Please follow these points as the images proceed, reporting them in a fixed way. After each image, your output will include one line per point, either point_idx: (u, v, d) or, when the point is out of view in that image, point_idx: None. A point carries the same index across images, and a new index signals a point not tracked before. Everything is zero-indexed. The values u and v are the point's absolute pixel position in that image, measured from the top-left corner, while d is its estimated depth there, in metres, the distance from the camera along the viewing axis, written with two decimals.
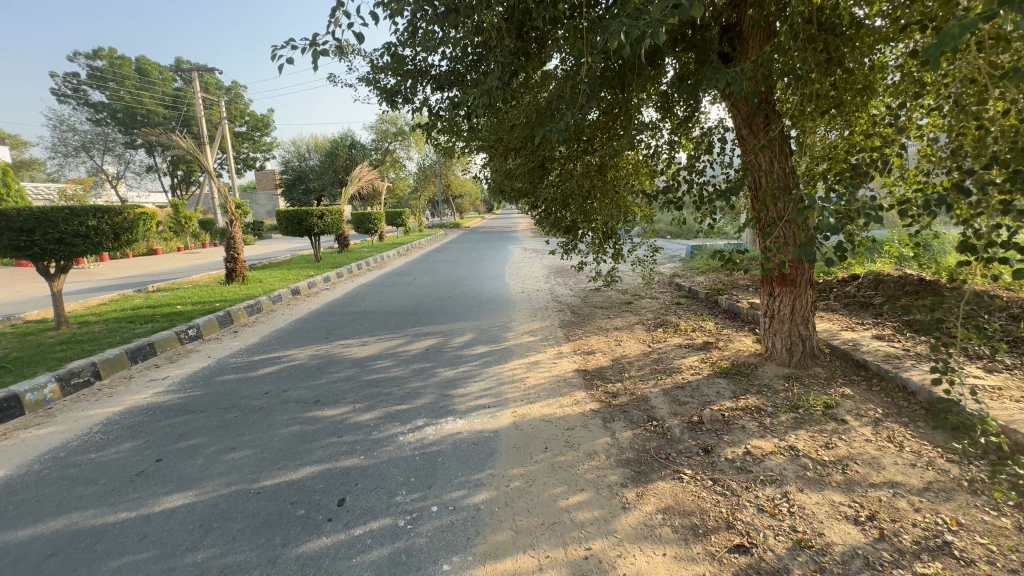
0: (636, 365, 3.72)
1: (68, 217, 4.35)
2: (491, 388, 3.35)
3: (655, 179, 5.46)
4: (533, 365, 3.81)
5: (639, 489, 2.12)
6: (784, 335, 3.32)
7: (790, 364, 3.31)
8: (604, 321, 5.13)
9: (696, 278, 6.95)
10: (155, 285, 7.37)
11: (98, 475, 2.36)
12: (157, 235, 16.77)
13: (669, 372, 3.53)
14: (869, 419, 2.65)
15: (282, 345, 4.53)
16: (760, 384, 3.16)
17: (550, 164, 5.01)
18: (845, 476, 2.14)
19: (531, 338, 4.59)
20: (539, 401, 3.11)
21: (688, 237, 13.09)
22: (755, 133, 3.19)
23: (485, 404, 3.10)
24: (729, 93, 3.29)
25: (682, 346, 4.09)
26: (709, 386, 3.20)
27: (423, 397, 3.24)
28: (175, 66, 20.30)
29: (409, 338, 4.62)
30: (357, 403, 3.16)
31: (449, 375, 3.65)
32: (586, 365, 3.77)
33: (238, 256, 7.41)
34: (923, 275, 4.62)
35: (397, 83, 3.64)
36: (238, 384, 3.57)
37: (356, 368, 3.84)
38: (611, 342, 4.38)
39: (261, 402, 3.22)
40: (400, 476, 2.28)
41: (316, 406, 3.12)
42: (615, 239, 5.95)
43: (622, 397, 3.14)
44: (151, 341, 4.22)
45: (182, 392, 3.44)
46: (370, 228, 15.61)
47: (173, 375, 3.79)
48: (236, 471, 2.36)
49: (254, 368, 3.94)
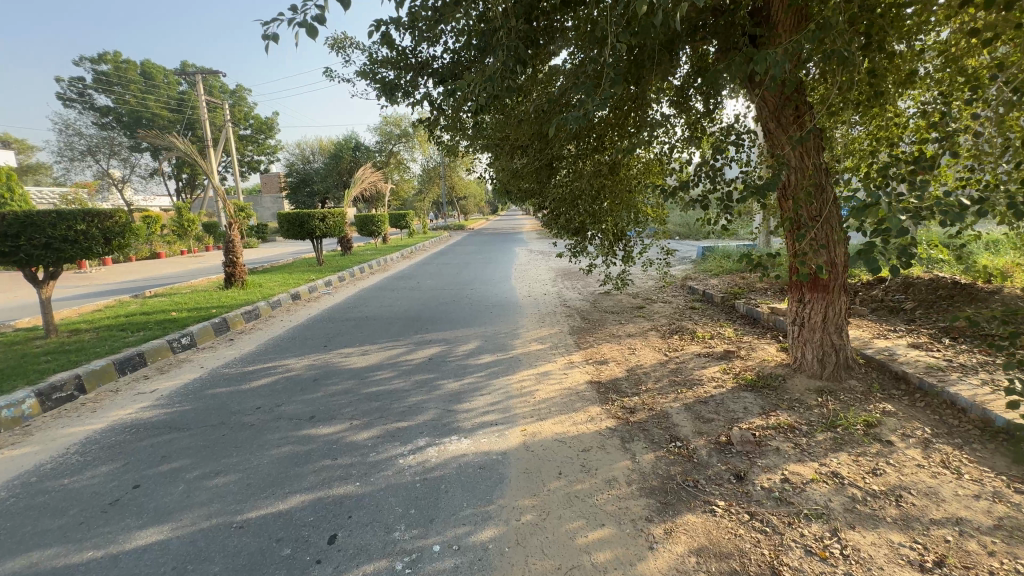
0: (653, 376, 3.47)
1: (55, 221, 4.15)
2: (498, 402, 3.12)
3: (666, 178, 5.24)
4: (543, 376, 3.58)
5: (667, 525, 1.88)
6: (816, 345, 3.06)
7: (822, 376, 3.05)
8: (615, 327, 4.89)
9: (709, 281, 6.69)
10: (153, 290, 7.20)
11: (68, 505, 2.14)
12: (161, 238, 16.69)
13: (689, 384, 3.29)
14: (918, 439, 2.39)
15: (278, 354, 4.33)
16: (790, 399, 2.91)
17: (558, 163, 4.79)
18: (901, 510, 1.89)
19: (539, 346, 4.36)
20: (551, 418, 2.87)
21: (698, 238, 12.85)
22: (784, 128, 2.92)
23: (492, 421, 2.86)
24: (755, 83, 3.03)
25: (701, 355, 3.84)
26: (734, 401, 2.95)
27: (425, 413, 3.01)
28: (181, 70, 20.35)
29: (411, 347, 4.40)
30: (354, 419, 2.94)
31: (453, 388, 3.42)
32: (599, 377, 3.53)
33: (238, 260, 7.23)
34: (957, 279, 4.35)
35: (398, 78, 3.43)
36: (229, 397, 3.36)
37: (355, 380, 3.62)
38: (624, 350, 4.14)
39: (253, 418, 3.01)
40: (399, 508, 2.05)
41: (311, 423, 2.90)
42: (626, 241, 5.70)
43: (641, 413, 2.89)
44: (141, 351, 4.03)
45: (169, 407, 3.23)
46: (375, 231, 15.46)
47: (162, 387, 3.58)
48: (218, 501, 2.15)
49: (247, 379, 3.73)
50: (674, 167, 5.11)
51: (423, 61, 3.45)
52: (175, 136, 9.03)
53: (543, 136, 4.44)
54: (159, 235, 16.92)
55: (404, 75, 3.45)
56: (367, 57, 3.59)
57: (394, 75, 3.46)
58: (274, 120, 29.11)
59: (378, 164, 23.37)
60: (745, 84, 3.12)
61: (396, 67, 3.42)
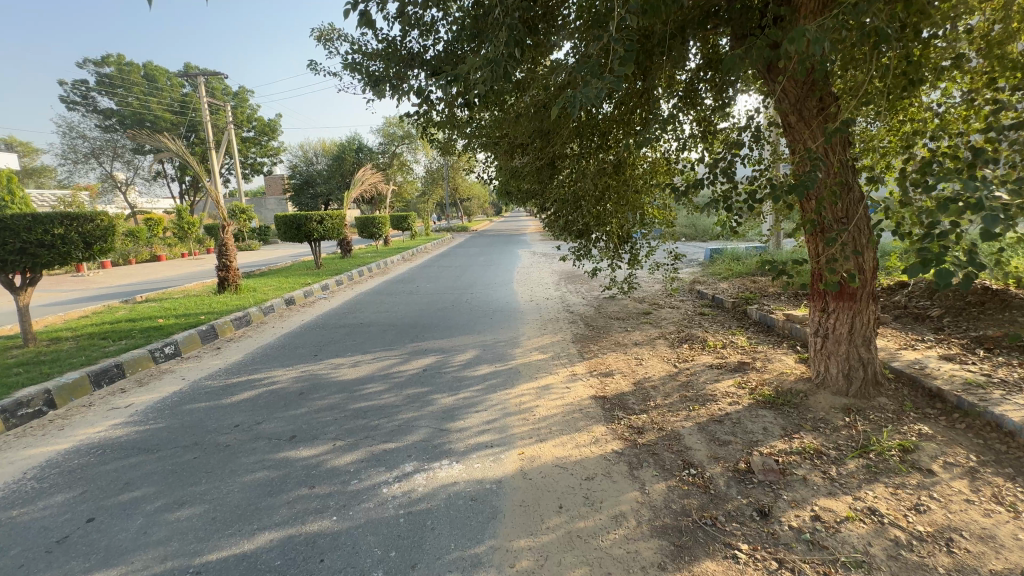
0: (662, 391, 3.23)
1: (30, 224, 3.97)
2: (494, 420, 2.88)
3: (674, 178, 5.00)
4: (544, 391, 3.33)
5: (683, 574, 1.64)
6: (841, 359, 2.81)
7: (848, 393, 2.79)
8: (621, 335, 4.64)
9: (719, 285, 6.43)
10: (144, 295, 7.01)
11: (11, 543, 1.92)
12: (161, 241, 16.55)
13: (702, 400, 3.03)
14: (963, 468, 2.13)
15: (266, 364, 4.12)
16: (814, 419, 2.65)
17: (560, 161, 4.56)
18: (954, 559, 1.64)
19: (541, 355, 4.11)
20: (551, 439, 2.63)
21: (705, 239, 12.59)
22: (807, 121, 2.66)
23: (487, 442, 2.62)
24: (775, 73, 2.78)
25: (713, 367, 3.58)
26: (752, 420, 2.70)
27: (416, 432, 2.77)
28: (185, 71, 20.24)
29: (405, 357, 4.17)
30: (338, 440, 2.70)
31: (447, 403, 3.18)
32: (604, 391, 3.29)
33: (231, 264, 7.03)
34: (987, 283, 4.07)
35: (388, 71, 3.21)
36: (207, 413, 3.14)
37: (343, 394, 3.39)
38: (631, 361, 3.89)
39: (229, 437, 2.78)
40: (377, 550, 1.82)
41: (290, 444, 2.67)
42: (632, 244, 5.44)
43: (650, 434, 2.65)
44: (120, 362, 3.82)
45: (142, 424, 3.01)
46: (376, 233, 15.27)
47: (138, 402, 3.37)
48: (177, 539, 1.92)
49: (229, 393, 3.51)
50: (683, 168, 4.88)
51: (414, 52, 3.22)
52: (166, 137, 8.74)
53: (543, 133, 4.22)
54: (160, 237, 16.77)
55: (393, 67, 3.22)
56: (355, 49, 3.38)
57: (382, 67, 3.24)
58: (277, 122, 29.03)
59: (380, 165, 23.19)
60: (763, 73, 2.86)
61: (386, 60, 3.21)
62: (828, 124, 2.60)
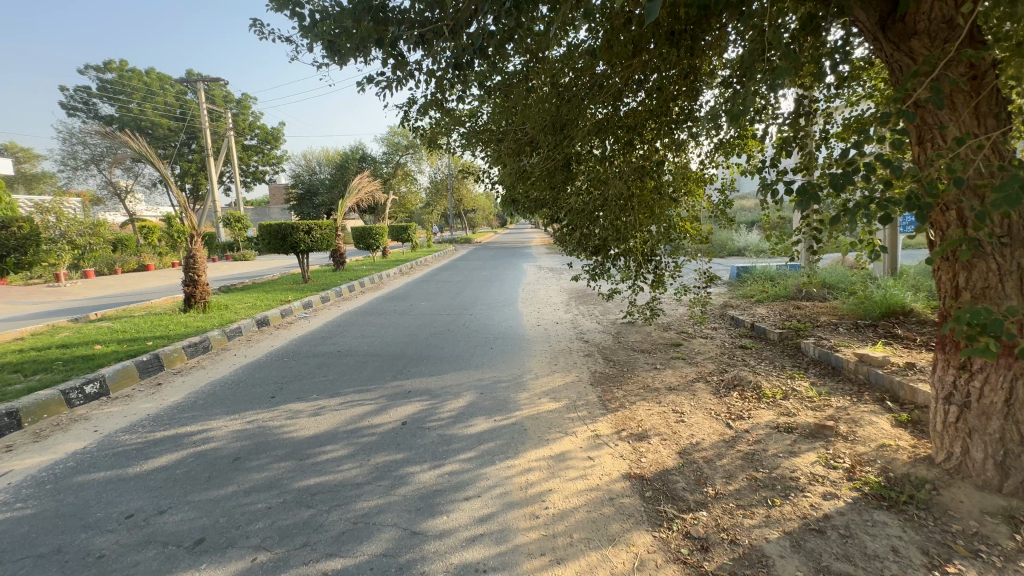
0: (721, 468, 2.37)
1: None
2: (490, 519, 2.03)
3: (708, 192, 4.25)
4: (558, 465, 2.46)
5: None
6: (991, 440, 1.95)
7: (1003, 490, 1.93)
8: (649, 376, 3.76)
9: (756, 310, 5.57)
10: (100, 312, 6.21)
11: None
12: (151, 249, 15.86)
13: (782, 490, 2.16)
14: None
15: (207, 410, 3.28)
16: (967, 535, 1.78)
17: (576, 164, 3.74)
18: None
19: (553, 405, 3.24)
20: (574, 560, 1.77)
21: (726, 258, 11.73)
22: (953, 97, 1.80)
23: (477, 562, 1.77)
24: (902, 25, 1.91)
25: (781, 431, 2.70)
26: (871, 533, 1.83)
27: (377, 539, 1.91)
28: (189, 78, 19.77)
29: (382, 403, 3.33)
30: (260, 553, 1.85)
31: (426, 481, 2.33)
32: (640, 465, 2.43)
33: (199, 278, 6.22)
34: None
35: (357, 34, 2.45)
36: (98, 492, 2.30)
37: (291, 461, 2.55)
38: (669, 415, 3.03)
39: (109, 540, 1.94)
40: None
41: (191, 558, 1.82)
42: (656, 262, 4.56)
43: (721, 553, 1.78)
44: (15, 409, 3.00)
45: (3, 509, 2.18)
46: (372, 245, 14.45)
47: (18, 469, 2.53)
48: None
49: (144, 455, 2.67)
50: (717, 175, 4.17)
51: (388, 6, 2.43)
52: (130, 134, 7.78)
53: (558, 124, 3.42)
54: (151, 246, 16.11)
55: (364, 22, 2.45)
56: (313, 8, 2.61)
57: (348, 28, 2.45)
58: (280, 130, 28.48)
59: (382, 175, 22.52)
60: (877, 25, 1.99)
61: (353, 21, 2.45)
62: (1002, 119, 1.76)
